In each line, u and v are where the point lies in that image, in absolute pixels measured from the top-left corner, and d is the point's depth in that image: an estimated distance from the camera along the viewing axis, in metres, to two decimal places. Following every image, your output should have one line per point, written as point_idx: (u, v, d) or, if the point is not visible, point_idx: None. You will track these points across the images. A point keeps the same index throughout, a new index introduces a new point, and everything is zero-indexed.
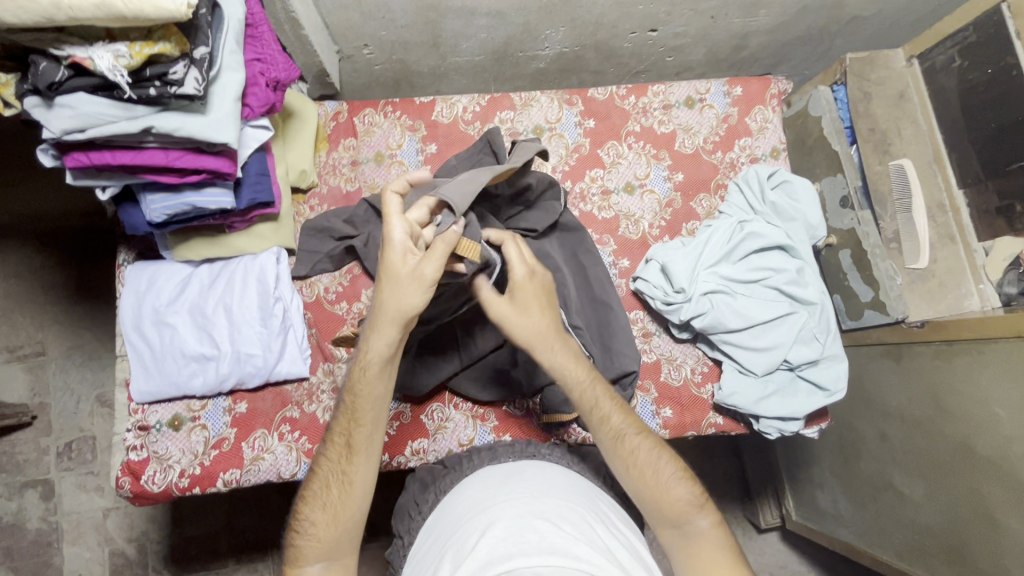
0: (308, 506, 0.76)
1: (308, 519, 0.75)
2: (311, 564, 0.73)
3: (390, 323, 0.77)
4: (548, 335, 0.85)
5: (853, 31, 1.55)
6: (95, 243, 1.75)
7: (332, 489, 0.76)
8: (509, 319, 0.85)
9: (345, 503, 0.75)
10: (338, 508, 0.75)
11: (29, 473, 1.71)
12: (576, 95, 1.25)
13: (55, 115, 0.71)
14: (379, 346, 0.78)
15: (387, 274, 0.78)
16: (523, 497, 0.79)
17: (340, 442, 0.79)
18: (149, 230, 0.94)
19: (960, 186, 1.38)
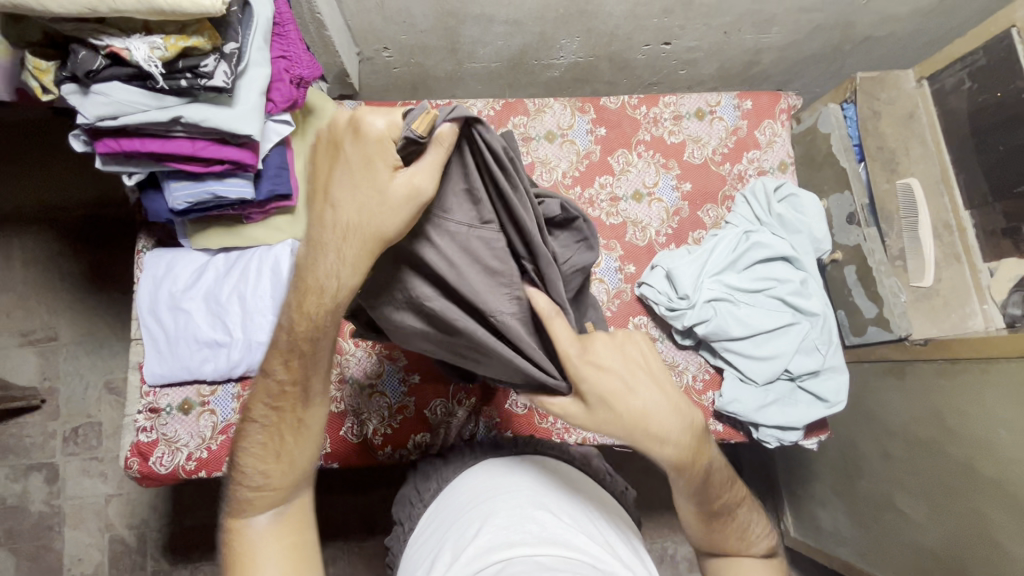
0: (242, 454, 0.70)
1: (250, 466, 0.69)
2: (259, 507, 0.67)
3: (342, 237, 0.63)
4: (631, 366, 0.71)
5: (865, 51, 1.57)
6: (115, 231, 1.79)
7: (284, 436, 0.69)
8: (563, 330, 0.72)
9: (293, 451, 0.69)
10: (292, 454, 0.69)
11: (35, 456, 1.74)
12: (589, 103, 1.28)
13: (89, 102, 0.74)
14: (333, 267, 0.64)
15: (345, 177, 0.62)
16: (525, 489, 0.80)
17: (286, 388, 0.70)
18: (171, 217, 0.97)
19: (966, 207, 1.39)
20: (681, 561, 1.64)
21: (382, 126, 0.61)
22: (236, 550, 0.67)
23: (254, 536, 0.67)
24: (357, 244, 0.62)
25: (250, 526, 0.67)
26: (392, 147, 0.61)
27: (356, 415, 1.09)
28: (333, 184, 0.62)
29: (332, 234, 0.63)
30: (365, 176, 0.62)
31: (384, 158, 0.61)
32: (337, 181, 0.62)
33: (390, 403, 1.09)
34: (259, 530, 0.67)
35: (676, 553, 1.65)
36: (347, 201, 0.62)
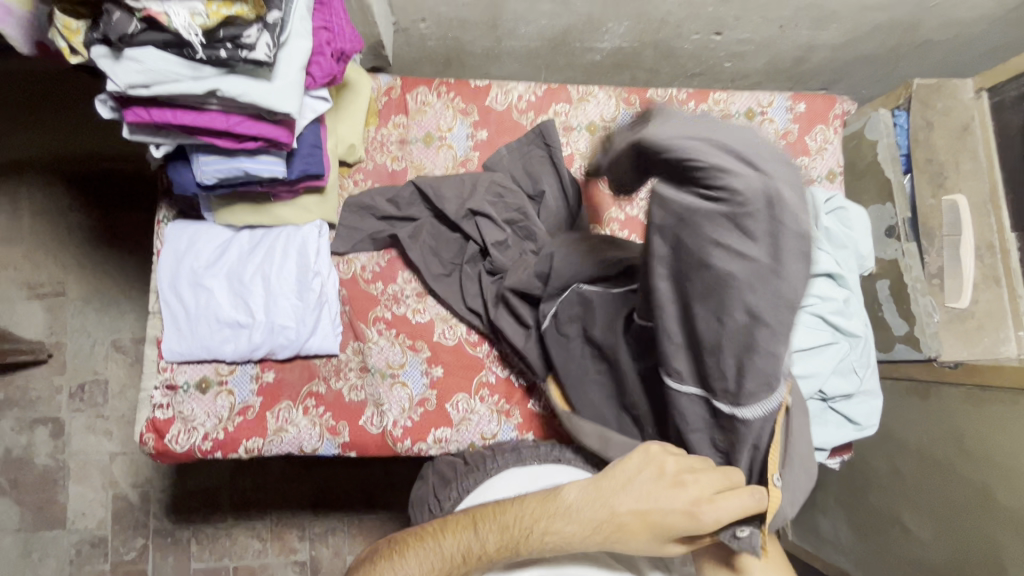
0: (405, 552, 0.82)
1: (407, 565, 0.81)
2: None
3: (590, 520, 0.79)
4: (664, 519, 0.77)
5: (923, 55, 1.49)
6: (127, 188, 1.73)
7: (438, 557, 0.81)
8: (659, 490, 0.78)
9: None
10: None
11: (40, 409, 1.72)
12: (636, 94, 1.21)
13: (121, 68, 0.69)
14: (572, 530, 0.79)
15: (643, 492, 0.78)
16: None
17: (480, 549, 0.80)
18: (197, 191, 0.92)
19: (1014, 229, 1.34)
20: None
21: (718, 517, 0.74)
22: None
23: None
24: (607, 529, 0.79)
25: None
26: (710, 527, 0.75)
27: (376, 404, 1.06)
28: (660, 492, 0.77)
29: (613, 521, 0.79)
30: (659, 492, 0.78)
31: (688, 521, 0.76)
32: (661, 491, 0.77)
33: (411, 395, 1.06)
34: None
35: None
36: (636, 509, 0.78)
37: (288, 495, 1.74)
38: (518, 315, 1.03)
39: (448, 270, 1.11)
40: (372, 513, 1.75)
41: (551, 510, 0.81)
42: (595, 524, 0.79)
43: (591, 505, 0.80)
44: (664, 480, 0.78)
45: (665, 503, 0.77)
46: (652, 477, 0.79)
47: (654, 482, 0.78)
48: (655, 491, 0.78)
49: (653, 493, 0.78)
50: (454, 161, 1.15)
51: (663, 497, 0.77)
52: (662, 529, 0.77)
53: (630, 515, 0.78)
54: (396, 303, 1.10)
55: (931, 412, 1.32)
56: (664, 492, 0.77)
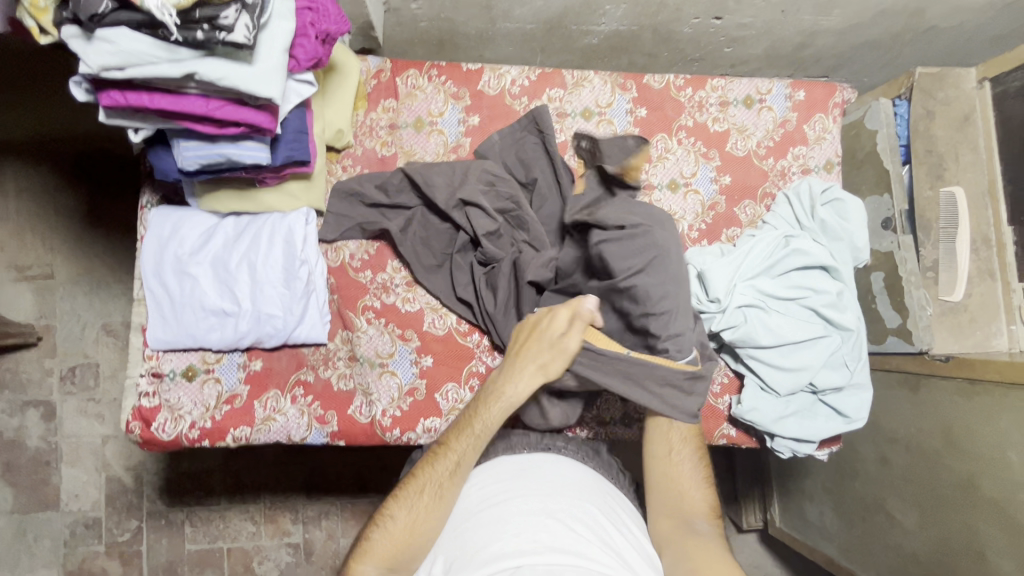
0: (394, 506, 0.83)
1: (391, 515, 0.82)
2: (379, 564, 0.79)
3: (518, 391, 0.88)
4: (562, 343, 0.89)
5: (926, 42, 1.46)
6: (116, 170, 1.70)
7: (419, 499, 0.83)
8: (541, 337, 0.89)
9: (430, 518, 0.81)
10: (425, 519, 0.81)
11: (31, 392, 1.71)
12: (632, 80, 1.19)
13: (93, 49, 0.66)
14: (508, 399, 0.88)
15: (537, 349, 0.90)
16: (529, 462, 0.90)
17: (449, 461, 0.85)
18: (179, 177, 0.90)
19: (1009, 222, 1.32)
20: None
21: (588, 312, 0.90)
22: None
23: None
24: (529, 380, 0.88)
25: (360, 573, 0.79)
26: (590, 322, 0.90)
27: (365, 394, 1.05)
28: (543, 335, 0.89)
29: (527, 372, 0.88)
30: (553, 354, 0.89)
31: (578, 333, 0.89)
32: (545, 334, 0.90)
33: (401, 384, 1.06)
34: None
35: None
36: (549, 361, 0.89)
37: (281, 479, 1.75)
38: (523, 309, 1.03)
39: (439, 261, 1.09)
40: (365, 497, 1.76)
41: (484, 398, 0.89)
42: (518, 389, 0.88)
43: (509, 386, 0.88)
44: (535, 327, 0.91)
45: (552, 338, 0.89)
46: (530, 331, 0.91)
47: (537, 336, 0.90)
48: (536, 336, 0.90)
49: (535, 337, 0.90)
50: (445, 147, 1.13)
51: (548, 337, 0.89)
52: (568, 351, 0.88)
53: (531, 357, 0.89)
54: (386, 292, 1.08)
55: (919, 401, 1.32)
56: (549, 331, 0.89)
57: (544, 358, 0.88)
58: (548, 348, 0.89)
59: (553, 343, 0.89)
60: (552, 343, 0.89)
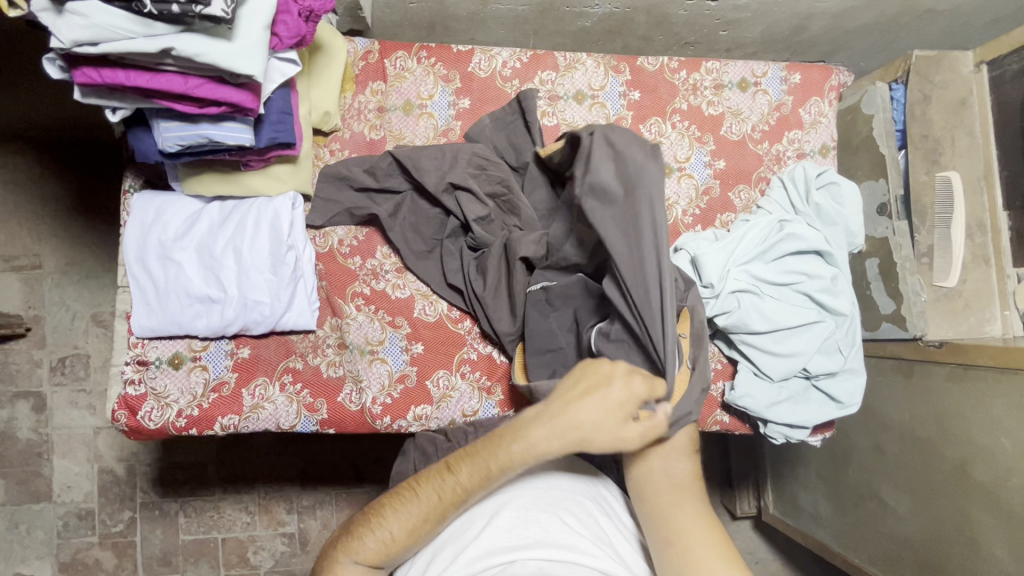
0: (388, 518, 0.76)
1: (385, 528, 0.76)
2: (362, 565, 0.76)
3: (556, 440, 0.74)
4: (615, 413, 0.74)
5: (923, 25, 1.44)
6: (101, 158, 1.67)
7: (413, 514, 0.76)
8: (594, 397, 0.74)
9: (428, 534, 0.76)
10: (416, 537, 0.75)
11: (21, 384, 1.69)
12: (625, 62, 1.17)
13: (64, 23, 0.64)
14: (539, 451, 0.74)
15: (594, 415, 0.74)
16: (535, 471, 0.84)
17: (455, 488, 0.76)
18: (160, 159, 0.88)
19: (1005, 207, 1.32)
20: None
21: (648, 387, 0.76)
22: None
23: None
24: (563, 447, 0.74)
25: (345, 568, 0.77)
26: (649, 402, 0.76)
27: (355, 381, 1.04)
28: (594, 395, 0.75)
29: (564, 435, 0.74)
30: (610, 428, 0.74)
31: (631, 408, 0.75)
32: (596, 393, 0.75)
33: (391, 371, 1.04)
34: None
35: None
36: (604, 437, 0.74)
37: (274, 469, 1.74)
38: (513, 296, 1.01)
39: (429, 246, 1.08)
40: (360, 487, 1.75)
41: (510, 432, 0.76)
42: (551, 445, 0.74)
43: (542, 431, 0.74)
44: (591, 377, 0.77)
45: (606, 401, 0.75)
46: (584, 377, 0.77)
47: (589, 387, 0.76)
48: (588, 391, 0.75)
49: (589, 391, 0.75)
50: (435, 131, 1.11)
51: (603, 399, 0.74)
52: (615, 430, 0.74)
53: (578, 417, 0.74)
54: (375, 278, 1.07)
55: (912, 385, 1.31)
56: (607, 392, 0.75)
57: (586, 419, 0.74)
58: (596, 414, 0.74)
59: (603, 413, 0.74)
60: (602, 405, 0.74)
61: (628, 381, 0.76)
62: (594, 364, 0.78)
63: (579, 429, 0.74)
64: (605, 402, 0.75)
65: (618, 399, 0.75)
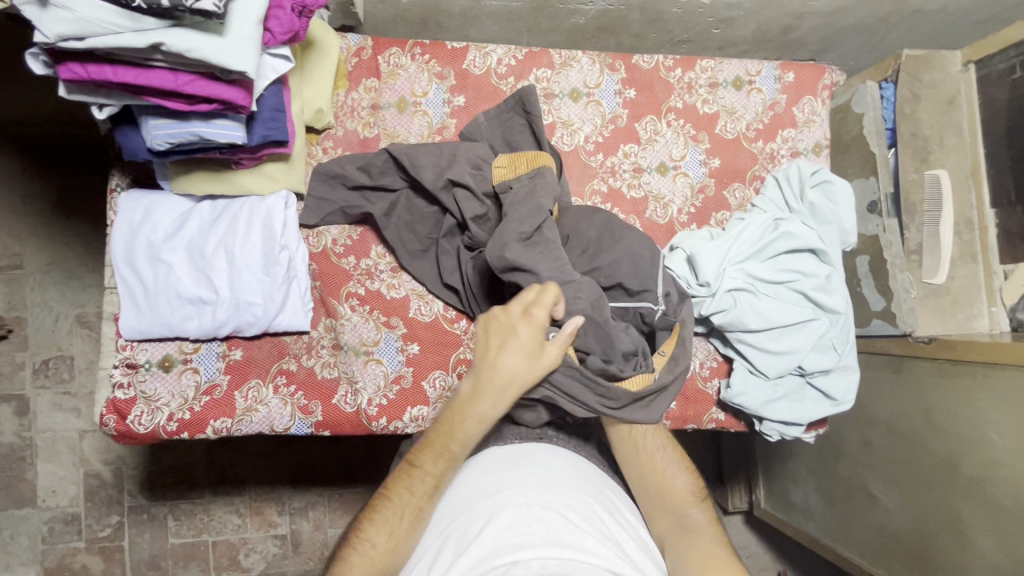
0: (374, 525, 0.80)
1: (370, 538, 0.79)
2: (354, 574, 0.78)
3: (499, 395, 0.81)
4: (534, 353, 0.80)
5: (912, 24, 1.46)
6: (84, 155, 1.63)
7: (403, 517, 0.81)
8: (508, 347, 0.79)
9: (409, 533, 0.80)
10: (404, 536, 0.80)
11: (2, 387, 1.65)
12: (620, 60, 1.16)
13: (49, 17, 0.62)
14: (483, 409, 0.81)
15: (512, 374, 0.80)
16: (515, 456, 0.87)
17: (425, 480, 0.82)
18: (149, 157, 0.86)
19: (991, 206, 1.34)
20: None
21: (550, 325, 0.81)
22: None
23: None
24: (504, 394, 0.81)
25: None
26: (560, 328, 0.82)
27: (350, 382, 1.02)
28: (506, 350, 0.80)
29: (497, 384, 0.80)
30: (532, 365, 0.80)
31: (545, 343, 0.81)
32: (507, 349, 0.80)
33: (387, 372, 1.03)
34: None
35: None
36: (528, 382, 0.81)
37: (265, 471, 1.72)
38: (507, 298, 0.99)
39: (424, 245, 1.06)
40: (352, 488, 1.74)
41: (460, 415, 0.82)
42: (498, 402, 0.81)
43: (481, 394, 0.81)
44: (496, 332, 0.81)
45: (522, 348, 0.79)
46: (486, 340, 0.81)
47: (505, 344, 0.80)
48: (498, 346, 0.80)
49: (500, 346, 0.80)
50: (429, 129, 1.10)
51: (515, 350, 0.80)
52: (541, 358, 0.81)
53: (504, 364, 0.80)
54: (370, 278, 1.05)
55: (902, 380, 1.33)
56: (516, 344, 0.79)
57: (516, 367, 0.80)
58: (516, 349, 0.80)
59: (523, 352, 0.80)
60: (522, 343, 0.79)
61: (524, 318, 0.80)
62: (491, 316, 0.81)
63: (515, 378, 0.80)
64: (521, 350, 0.80)
65: (530, 333, 0.80)
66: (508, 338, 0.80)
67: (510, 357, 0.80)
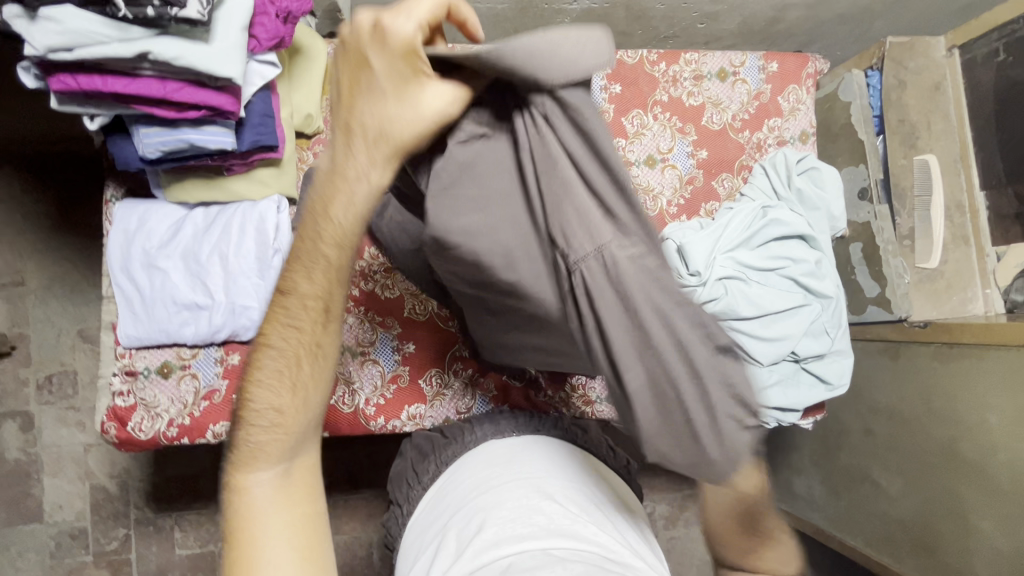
0: (257, 387, 0.66)
1: (256, 405, 0.66)
2: (262, 457, 0.64)
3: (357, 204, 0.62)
4: (399, 85, 0.57)
5: (896, 12, 1.47)
6: (87, 172, 1.65)
7: (296, 367, 0.67)
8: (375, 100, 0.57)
9: (308, 387, 0.67)
10: (307, 391, 0.67)
11: (8, 403, 1.66)
12: (605, 56, 1.17)
13: (38, 29, 0.65)
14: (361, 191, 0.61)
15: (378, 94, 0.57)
16: (517, 466, 0.83)
17: (303, 301, 0.67)
18: (142, 166, 0.87)
19: (981, 188, 1.34)
20: (658, 519, 1.83)
21: (407, 21, 0.55)
22: (238, 515, 0.63)
23: (258, 498, 0.63)
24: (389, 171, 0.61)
25: (251, 484, 0.64)
26: (419, 53, 0.56)
27: (347, 383, 1.03)
28: (360, 104, 0.58)
29: (359, 140, 0.59)
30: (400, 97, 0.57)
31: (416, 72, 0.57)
32: (364, 105, 0.58)
33: (383, 372, 1.04)
34: (262, 487, 0.64)
35: (654, 510, 1.83)
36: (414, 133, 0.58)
37: None
38: None
39: None
40: (357, 493, 1.74)
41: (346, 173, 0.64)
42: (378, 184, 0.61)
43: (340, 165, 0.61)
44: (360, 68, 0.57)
45: (385, 119, 0.58)
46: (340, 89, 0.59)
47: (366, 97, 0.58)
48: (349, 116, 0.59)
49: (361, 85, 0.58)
50: None
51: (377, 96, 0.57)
52: (429, 117, 0.57)
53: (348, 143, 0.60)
54: (364, 279, 1.06)
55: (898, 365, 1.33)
56: (373, 104, 0.58)
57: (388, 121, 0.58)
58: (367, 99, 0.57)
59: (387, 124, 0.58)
60: (375, 87, 0.57)
61: (353, 84, 0.58)
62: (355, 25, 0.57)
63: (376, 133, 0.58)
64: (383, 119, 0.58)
65: (375, 47, 0.56)
66: (368, 89, 0.58)
67: (377, 112, 0.58)
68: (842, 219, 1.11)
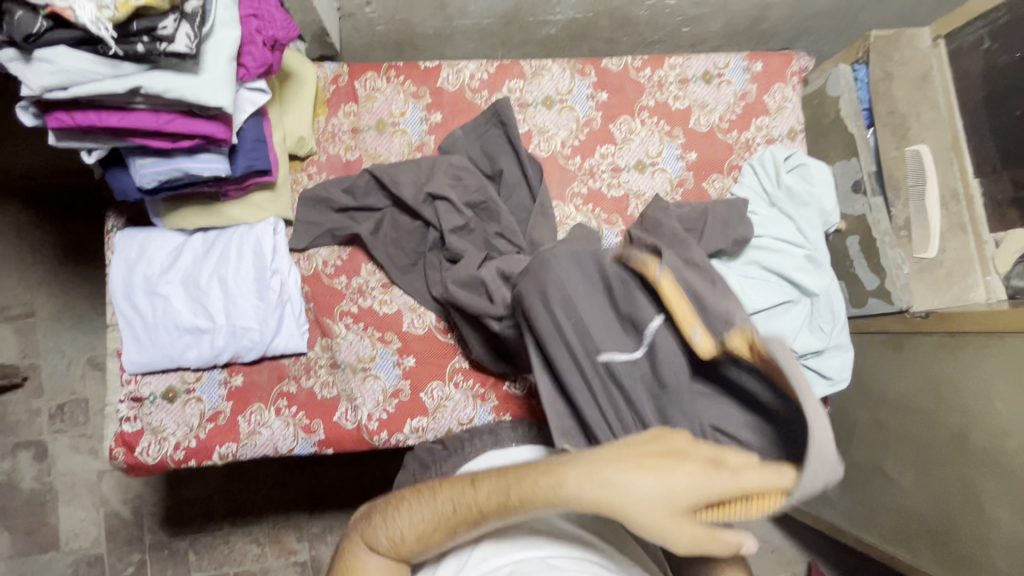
0: (402, 512, 0.74)
1: (397, 523, 0.74)
2: (379, 553, 0.75)
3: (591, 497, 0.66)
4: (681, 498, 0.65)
5: (878, 7, 1.48)
6: (99, 197, 1.69)
7: (438, 531, 0.72)
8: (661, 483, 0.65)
9: (434, 542, 0.73)
10: (428, 542, 0.73)
11: (22, 433, 1.68)
12: (590, 65, 1.19)
13: (33, 70, 0.67)
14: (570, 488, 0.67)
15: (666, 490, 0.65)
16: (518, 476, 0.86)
17: (471, 505, 0.70)
18: (140, 196, 0.90)
19: (974, 175, 1.32)
20: None
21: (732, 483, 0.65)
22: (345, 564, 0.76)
23: (365, 567, 0.75)
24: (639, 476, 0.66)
25: (364, 555, 0.75)
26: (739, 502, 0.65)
27: (349, 400, 1.04)
28: (662, 472, 0.66)
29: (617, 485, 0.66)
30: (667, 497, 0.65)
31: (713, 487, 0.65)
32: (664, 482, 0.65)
33: (385, 386, 1.05)
34: (371, 563, 0.75)
35: None
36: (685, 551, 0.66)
37: (281, 499, 1.73)
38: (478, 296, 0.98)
39: (412, 259, 1.08)
40: None
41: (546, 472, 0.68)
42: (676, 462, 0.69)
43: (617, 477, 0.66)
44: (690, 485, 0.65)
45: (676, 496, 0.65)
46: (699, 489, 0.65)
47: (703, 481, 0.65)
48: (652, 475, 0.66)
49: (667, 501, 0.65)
50: (409, 147, 1.13)
51: (685, 485, 0.65)
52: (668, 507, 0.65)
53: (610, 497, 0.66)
54: (362, 296, 1.08)
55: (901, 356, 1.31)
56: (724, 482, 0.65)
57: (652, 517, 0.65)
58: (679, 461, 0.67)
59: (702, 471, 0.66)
60: (693, 476, 0.65)
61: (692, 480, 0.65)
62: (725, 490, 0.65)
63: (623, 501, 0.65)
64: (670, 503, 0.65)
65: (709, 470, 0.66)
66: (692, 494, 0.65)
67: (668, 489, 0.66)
68: (837, 212, 1.11)
